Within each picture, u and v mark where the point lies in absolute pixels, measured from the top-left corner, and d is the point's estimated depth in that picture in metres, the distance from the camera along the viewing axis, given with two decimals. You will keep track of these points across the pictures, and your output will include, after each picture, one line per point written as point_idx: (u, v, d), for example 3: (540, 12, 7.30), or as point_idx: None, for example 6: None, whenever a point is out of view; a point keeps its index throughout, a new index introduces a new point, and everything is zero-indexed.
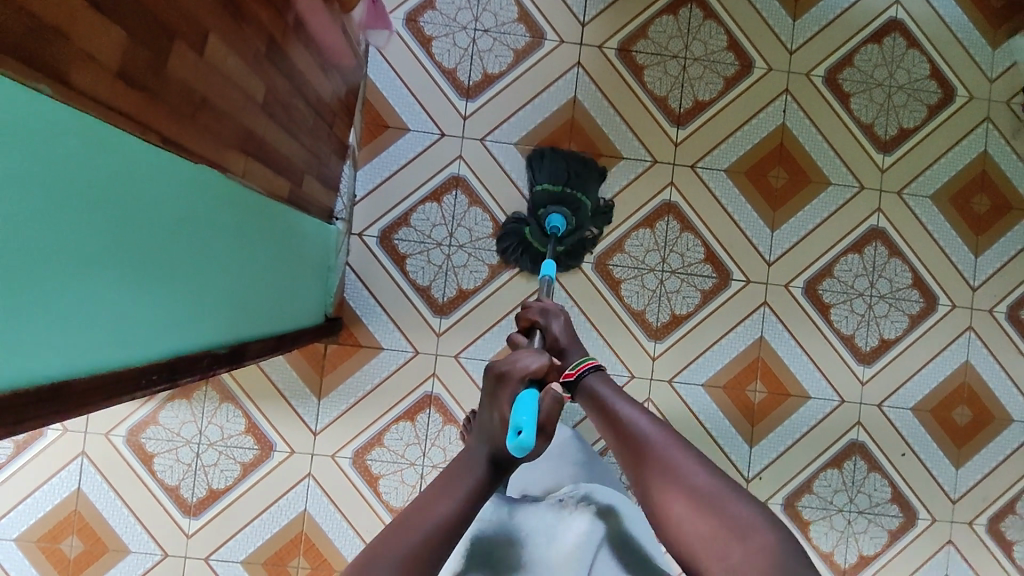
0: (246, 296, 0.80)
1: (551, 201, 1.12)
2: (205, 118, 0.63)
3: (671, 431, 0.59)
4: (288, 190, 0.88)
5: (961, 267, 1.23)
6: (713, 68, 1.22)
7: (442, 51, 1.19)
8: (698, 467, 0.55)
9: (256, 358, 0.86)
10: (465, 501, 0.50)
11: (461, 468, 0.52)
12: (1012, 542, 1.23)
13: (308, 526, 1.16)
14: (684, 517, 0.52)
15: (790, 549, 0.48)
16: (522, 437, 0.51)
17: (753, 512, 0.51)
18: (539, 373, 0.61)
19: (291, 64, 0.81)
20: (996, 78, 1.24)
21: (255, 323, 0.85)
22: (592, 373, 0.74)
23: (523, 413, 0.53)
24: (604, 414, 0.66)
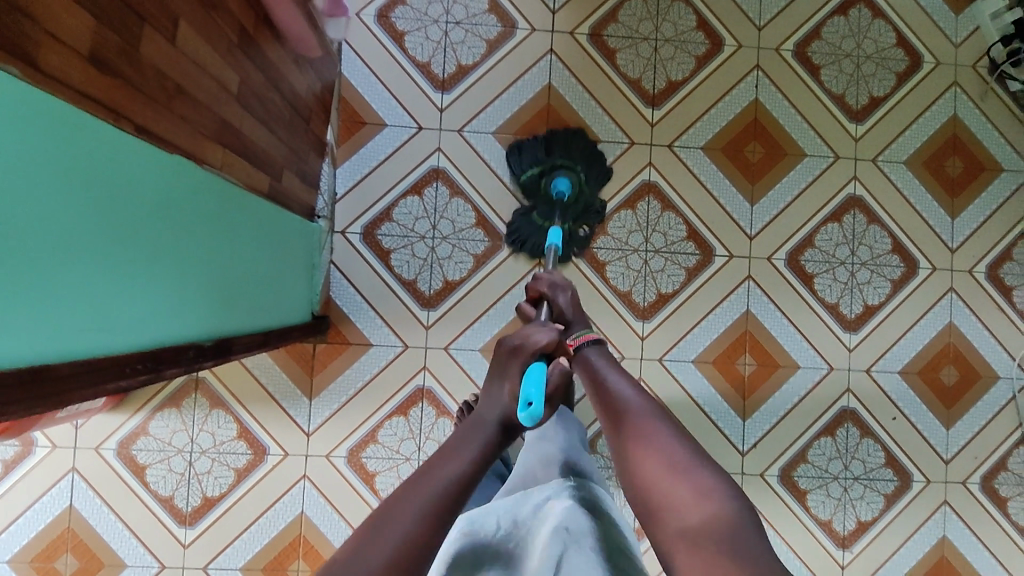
0: (227, 290, 0.80)
1: (552, 176, 1.14)
2: (178, 106, 0.63)
3: (652, 403, 0.67)
4: (268, 185, 0.88)
5: (939, 230, 1.25)
6: (684, 49, 1.23)
7: (415, 44, 1.19)
8: (672, 437, 0.62)
9: (242, 353, 0.87)
10: (474, 460, 0.59)
11: (471, 435, 0.63)
12: (1006, 498, 1.24)
13: (306, 528, 1.15)
14: (651, 477, 0.59)
15: (745, 519, 0.53)
16: (532, 408, 0.64)
17: (712, 479, 0.57)
18: (547, 347, 0.72)
19: (264, 57, 0.81)
20: (961, 43, 1.26)
21: (236, 318, 0.85)
22: (592, 347, 0.79)
23: (530, 386, 0.65)
24: (596, 382, 0.73)
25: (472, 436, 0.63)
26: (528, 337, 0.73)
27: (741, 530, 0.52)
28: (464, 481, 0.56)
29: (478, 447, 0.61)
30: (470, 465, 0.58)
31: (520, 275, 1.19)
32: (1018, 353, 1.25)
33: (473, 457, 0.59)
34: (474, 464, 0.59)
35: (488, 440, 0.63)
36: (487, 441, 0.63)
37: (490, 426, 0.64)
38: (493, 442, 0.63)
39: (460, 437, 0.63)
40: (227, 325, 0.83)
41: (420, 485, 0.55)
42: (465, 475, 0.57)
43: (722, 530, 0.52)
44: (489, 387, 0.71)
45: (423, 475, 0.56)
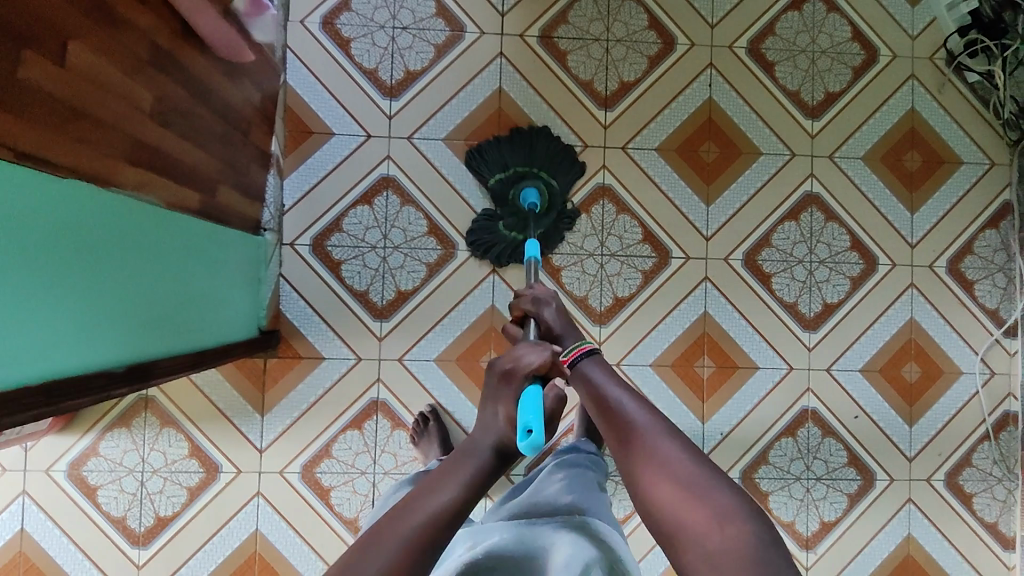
0: (149, 311, 0.75)
1: (517, 182, 1.12)
2: (79, 129, 0.60)
3: (660, 421, 0.66)
4: (200, 202, 0.85)
5: (898, 225, 1.23)
6: (636, 48, 1.20)
7: (361, 51, 1.16)
8: (684, 458, 0.62)
9: (168, 377, 0.81)
10: (462, 489, 0.66)
11: (463, 459, 0.70)
12: (971, 494, 1.23)
13: (262, 545, 1.14)
14: (669, 503, 0.60)
15: (767, 545, 0.55)
16: (532, 437, 0.66)
17: (730, 500, 0.58)
18: (541, 368, 0.74)
19: (189, 72, 0.78)
20: (918, 35, 1.24)
21: (162, 339, 0.79)
22: (585, 359, 0.75)
23: (528, 413, 0.68)
24: (596, 398, 0.71)
25: (465, 462, 0.70)
26: (520, 360, 0.74)
27: (766, 559, 0.54)
28: (448, 511, 0.64)
29: (471, 469, 0.68)
30: (456, 493, 0.66)
31: (473, 283, 1.17)
32: (981, 348, 1.24)
33: (462, 483, 0.67)
34: (459, 495, 0.66)
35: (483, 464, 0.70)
36: (479, 468, 0.69)
37: (484, 452, 0.70)
38: (482, 472, 0.69)
39: (455, 460, 0.70)
40: (153, 349, 0.77)
41: (406, 520, 0.63)
42: (445, 506, 0.64)
43: (749, 559, 0.54)
44: (483, 411, 0.76)
45: (411, 506, 0.64)
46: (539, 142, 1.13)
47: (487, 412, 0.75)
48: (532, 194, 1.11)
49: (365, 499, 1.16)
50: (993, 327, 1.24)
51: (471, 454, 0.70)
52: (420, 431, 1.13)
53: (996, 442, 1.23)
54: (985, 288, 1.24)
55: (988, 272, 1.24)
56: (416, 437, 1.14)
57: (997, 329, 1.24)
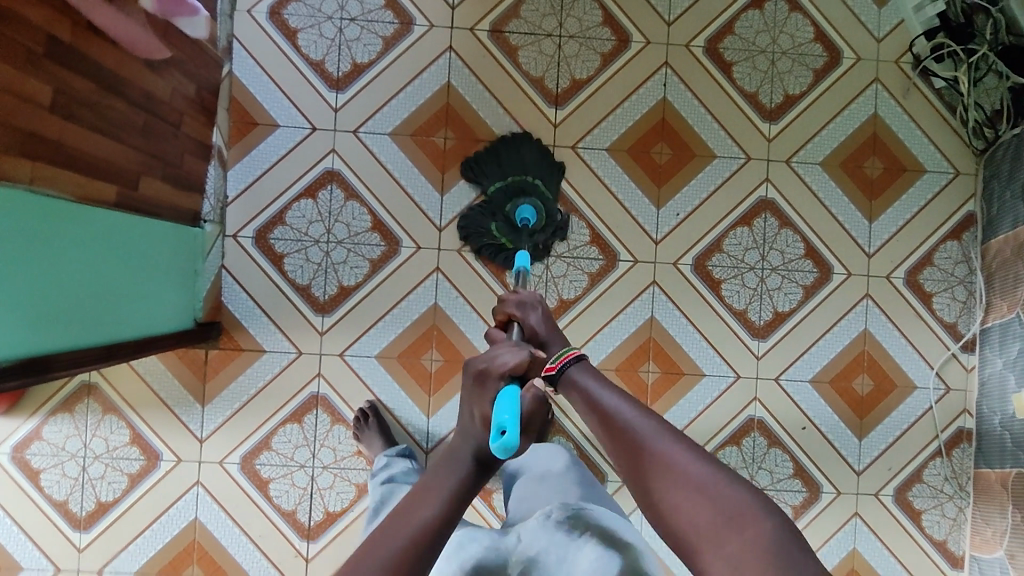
0: (42, 307, 0.75)
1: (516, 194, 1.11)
2: None
3: (664, 423, 0.61)
4: (116, 194, 0.85)
5: (855, 234, 1.20)
6: (589, 45, 1.18)
7: (308, 43, 1.15)
8: (692, 459, 0.57)
9: (67, 370, 0.81)
10: (446, 501, 0.60)
11: (446, 469, 0.63)
12: (921, 511, 1.20)
13: (200, 534, 1.15)
14: (679, 507, 0.55)
15: (789, 540, 0.51)
16: (505, 437, 0.58)
17: (745, 497, 0.54)
18: (518, 368, 0.65)
19: (96, 64, 0.79)
20: (884, 37, 1.20)
21: (57, 334, 0.79)
22: (574, 365, 0.72)
23: (505, 411, 0.60)
24: (590, 405, 0.66)
25: (449, 471, 0.63)
26: (494, 359, 0.65)
27: (790, 556, 0.50)
28: (430, 529, 0.58)
29: (454, 483, 0.61)
30: (442, 507, 0.59)
31: (415, 281, 1.16)
32: (936, 362, 1.21)
33: (447, 497, 0.60)
34: (444, 509, 0.59)
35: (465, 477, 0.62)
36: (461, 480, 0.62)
37: (467, 461, 0.63)
38: (466, 483, 0.62)
39: (438, 470, 0.63)
40: (44, 344, 0.77)
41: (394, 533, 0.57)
42: (428, 526, 0.58)
43: (773, 558, 0.50)
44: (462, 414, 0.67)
45: (398, 521, 0.58)
46: (531, 163, 1.12)
47: (467, 416, 0.66)
48: (529, 211, 1.09)
49: (304, 492, 1.16)
50: (950, 341, 1.21)
51: (454, 462, 0.63)
52: (361, 427, 1.12)
53: (948, 458, 1.20)
54: (943, 301, 1.21)
55: (947, 284, 1.21)
56: (355, 433, 1.14)
57: (955, 343, 1.21)
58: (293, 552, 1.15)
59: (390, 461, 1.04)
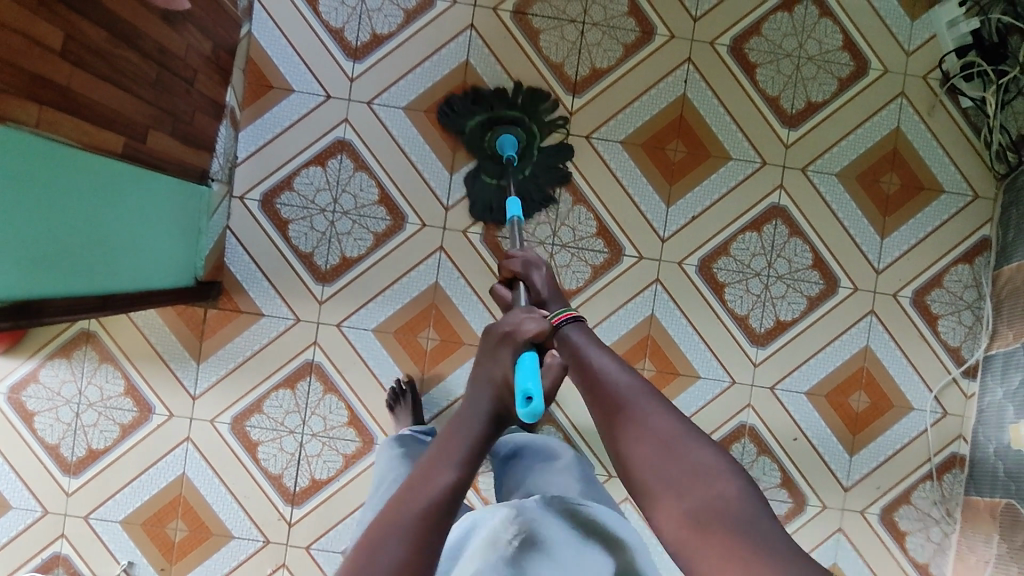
0: (41, 252, 0.76)
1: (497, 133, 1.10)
2: None
3: (643, 382, 0.63)
4: (123, 145, 0.85)
5: (865, 249, 1.18)
6: (612, 35, 1.16)
7: (329, 9, 1.14)
8: (664, 415, 0.59)
9: (59, 317, 0.82)
10: (460, 465, 0.60)
11: (456, 434, 0.62)
12: (906, 533, 1.19)
13: (186, 489, 1.16)
14: (641, 459, 0.57)
15: (752, 497, 0.54)
16: (533, 405, 0.59)
17: (713, 457, 0.56)
18: (538, 336, 0.66)
19: (110, 14, 0.79)
20: (914, 50, 1.18)
21: (52, 282, 0.79)
22: (570, 325, 0.70)
23: (529, 379, 0.60)
24: (576, 362, 0.67)
25: (463, 426, 0.63)
26: (518, 325, 0.66)
27: (750, 518, 0.52)
28: (453, 490, 0.58)
29: (467, 442, 0.62)
30: (460, 470, 0.60)
31: (416, 259, 1.16)
32: (936, 385, 1.19)
33: (462, 457, 0.61)
34: (462, 472, 0.60)
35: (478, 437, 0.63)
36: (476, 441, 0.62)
37: (480, 418, 0.63)
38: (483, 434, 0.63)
39: (451, 428, 0.63)
40: (40, 289, 0.78)
41: (410, 497, 0.57)
42: (450, 488, 0.58)
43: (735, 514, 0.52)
44: (477, 374, 0.67)
45: (417, 484, 0.58)
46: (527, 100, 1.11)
47: (479, 373, 0.66)
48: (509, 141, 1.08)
49: (291, 457, 1.17)
50: (952, 365, 1.19)
51: (465, 424, 0.63)
52: (396, 400, 1.12)
53: (938, 482, 1.19)
54: (949, 325, 1.19)
55: (954, 308, 1.19)
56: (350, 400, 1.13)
57: (957, 368, 1.19)
58: (277, 515, 1.16)
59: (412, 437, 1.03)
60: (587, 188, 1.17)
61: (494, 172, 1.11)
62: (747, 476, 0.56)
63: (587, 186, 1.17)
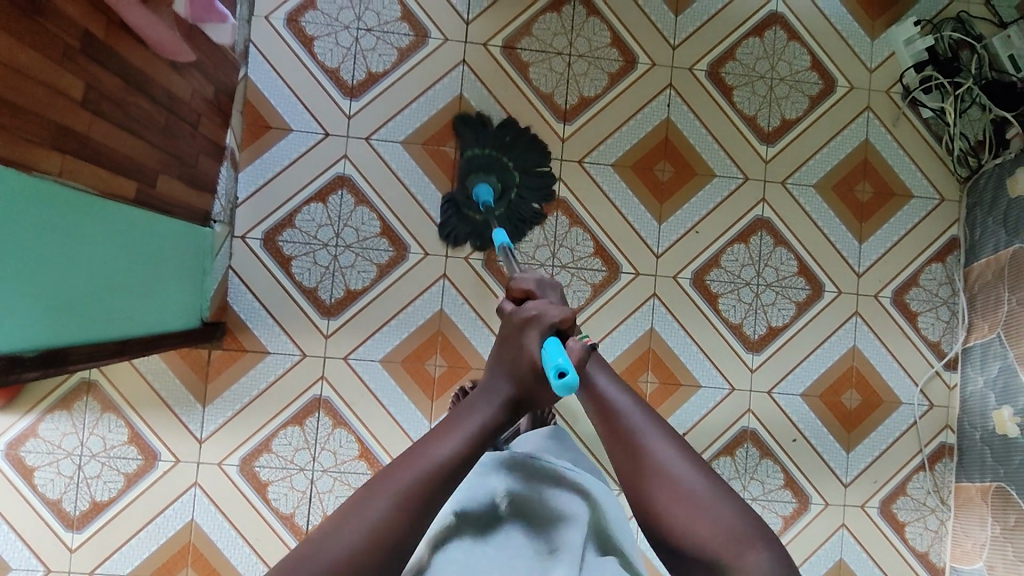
0: (66, 300, 0.76)
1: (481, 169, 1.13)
2: (9, 122, 0.60)
3: (669, 431, 0.62)
4: (135, 191, 0.86)
5: (846, 253, 1.25)
6: (598, 65, 1.22)
7: (324, 50, 1.17)
8: (692, 473, 0.59)
9: (79, 363, 0.82)
10: (464, 444, 0.57)
11: (468, 413, 0.60)
12: (904, 523, 1.24)
13: (196, 535, 1.14)
14: (669, 516, 0.57)
15: (778, 569, 0.54)
16: (568, 378, 0.58)
17: (741, 520, 0.57)
18: (561, 321, 0.66)
19: (126, 64, 0.80)
20: (876, 68, 1.27)
21: (74, 328, 0.79)
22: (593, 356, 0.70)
23: (560, 356, 0.60)
24: (596, 402, 0.65)
25: (473, 412, 0.60)
26: (543, 310, 0.66)
27: None
28: (452, 463, 0.55)
29: (476, 423, 0.59)
30: (460, 446, 0.57)
31: (421, 288, 1.18)
32: (921, 379, 1.26)
33: (467, 437, 0.58)
34: (464, 447, 0.57)
35: (491, 416, 0.60)
36: (487, 422, 0.60)
37: (498, 402, 0.62)
38: (496, 420, 0.61)
39: (463, 411, 0.60)
40: (61, 337, 0.78)
41: (407, 463, 0.54)
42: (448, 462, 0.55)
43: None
44: (497, 355, 0.65)
45: (411, 455, 0.55)
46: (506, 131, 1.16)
47: (501, 358, 0.65)
48: (486, 190, 1.11)
49: (303, 495, 1.15)
50: (934, 359, 1.26)
51: (481, 403, 0.61)
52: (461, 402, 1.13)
53: (930, 472, 1.25)
54: (928, 320, 1.26)
55: (932, 304, 1.26)
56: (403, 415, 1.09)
57: (938, 361, 1.26)
58: None
59: None
60: (586, 216, 1.21)
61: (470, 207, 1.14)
62: (774, 539, 0.57)
63: (587, 214, 1.22)
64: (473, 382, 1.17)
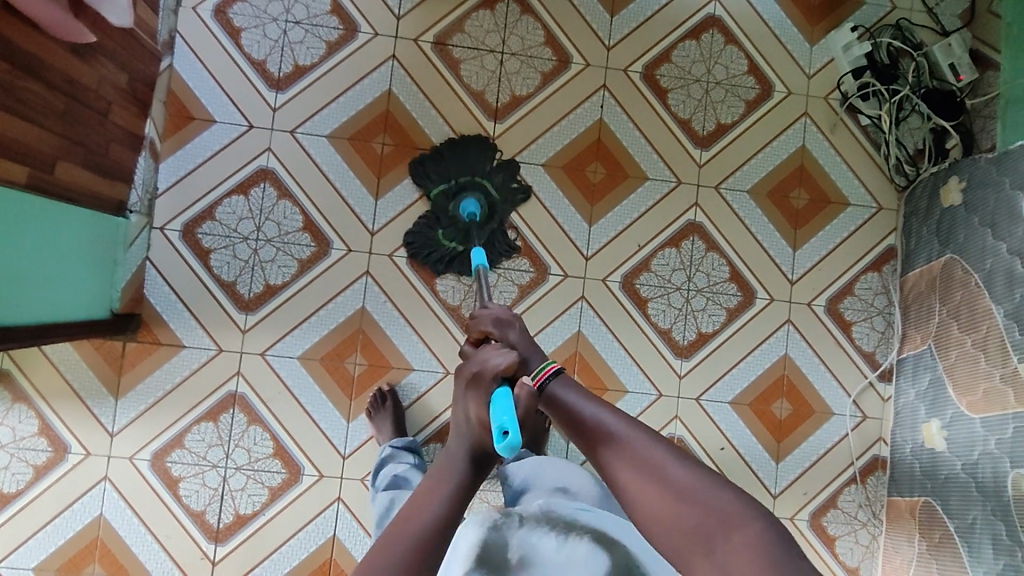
0: None
1: (459, 194, 1.14)
2: None
3: (644, 429, 0.63)
4: (27, 175, 0.84)
5: (779, 261, 1.23)
6: (530, 64, 1.20)
7: (251, 42, 1.16)
8: (674, 463, 0.59)
9: None
10: (449, 502, 0.63)
11: (442, 479, 0.65)
12: (835, 537, 1.21)
13: (104, 531, 1.11)
14: (655, 508, 0.58)
15: (775, 543, 0.53)
16: (509, 438, 0.62)
17: (734, 502, 0.56)
18: (508, 370, 0.71)
19: (14, 47, 0.78)
20: (814, 74, 1.25)
21: None
22: (554, 382, 0.71)
23: (504, 414, 0.64)
24: (567, 418, 0.67)
25: (446, 473, 0.66)
26: (486, 362, 0.71)
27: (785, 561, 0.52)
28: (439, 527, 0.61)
29: (456, 484, 0.65)
30: (444, 508, 0.63)
31: (343, 284, 1.16)
32: (854, 390, 1.23)
33: (449, 497, 0.64)
34: (448, 509, 0.63)
35: (463, 478, 0.65)
36: (460, 481, 0.65)
37: (464, 460, 0.67)
38: (466, 482, 0.65)
39: (434, 479, 0.65)
40: None
41: (394, 540, 0.60)
42: (440, 519, 0.62)
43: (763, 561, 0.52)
44: (456, 414, 0.71)
45: (401, 527, 0.61)
46: (476, 159, 1.16)
47: (459, 420, 0.70)
48: (472, 206, 1.13)
49: (215, 493, 1.13)
50: (868, 370, 1.24)
51: (450, 466, 0.66)
52: (376, 408, 1.12)
53: (862, 485, 1.22)
54: (863, 331, 1.24)
55: (867, 314, 1.24)
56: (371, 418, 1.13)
57: (872, 372, 1.24)
58: (200, 554, 1.12)
59: (396, 453, 1.04)
60: (515, 219, 1.20)
61: (452, 234, 1.14)
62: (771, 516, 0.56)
63: (517, 218, 1.20)
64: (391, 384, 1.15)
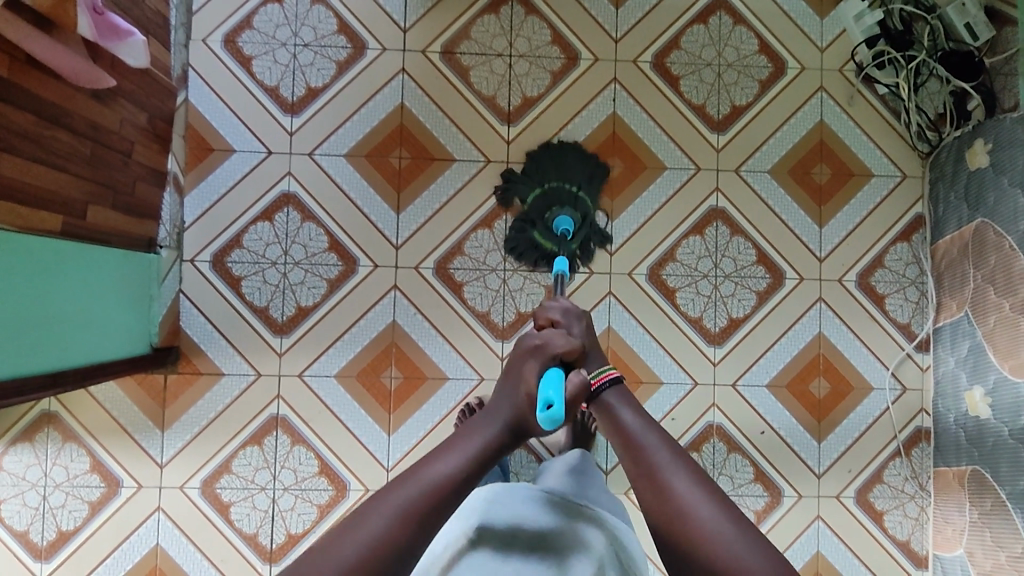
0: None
1: (558, 203, 1.12)
2: None
3: (699, 475, 0.64)
4: (62, 223, 0.86)
5: (806, 239, 1.22)
6: (539, 64, 1.20)
7: (262, 69, 1.17)
8: (724, 523, 0.60)
9: (19, 396, 0.83)
10: (470, 458, 0.63)
11: (473, 432, 0.66)
12: (883, 512, 1.20)
13: (162, 559, 1.14)
14: (703, 563, 0.59)
15: None
16: (552, 411, 0.66)
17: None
18: (566, 354, 0.75)
19: (37, 98, 0.80)
20: (827, 47, 1.23)
21: (6, 362, 0.79)
22: (610, 388, 0.74)
23: (551, 389, 0.68)
24: (622, 435, 0.69)
25: (476, 431, 0.67)
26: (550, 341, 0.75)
27: None
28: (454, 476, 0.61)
29: (482, 442, 0.65)
30: (463, 463, 0.62)
31: (374, 299, 1.17)
32: (892, 362, 1.22)
33: (471, 454, 0.64)
34: (463, 463, 0.62)
35: (492, 438, 0.66)
36: (490, 439, 0.66)
37: (501, 423, 0.68)
38: (495, 442, 0.66)
39: (468, 431, 0.67)
40: None
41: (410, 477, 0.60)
42: (457, 470, 0.62)
43: None
44: (506, 379, 0.72)
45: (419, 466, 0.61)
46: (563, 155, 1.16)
47: (509, 377, 0.72)
48: (566, 221, 1.10)
49: (265, 514, 1.15)
50: (904, 342, 1.22)
51: (488, 423, 0.67)
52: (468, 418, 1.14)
53: (907, 458, 1.21)
54: (896, 302, 1.23)
55: (899, 286, 1.23)
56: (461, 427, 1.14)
57: (909, 343, 1.22)
58: (256, 574, 1.15)
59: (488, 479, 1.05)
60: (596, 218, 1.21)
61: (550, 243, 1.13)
62: None
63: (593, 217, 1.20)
64: (477, 397, 1.17)
